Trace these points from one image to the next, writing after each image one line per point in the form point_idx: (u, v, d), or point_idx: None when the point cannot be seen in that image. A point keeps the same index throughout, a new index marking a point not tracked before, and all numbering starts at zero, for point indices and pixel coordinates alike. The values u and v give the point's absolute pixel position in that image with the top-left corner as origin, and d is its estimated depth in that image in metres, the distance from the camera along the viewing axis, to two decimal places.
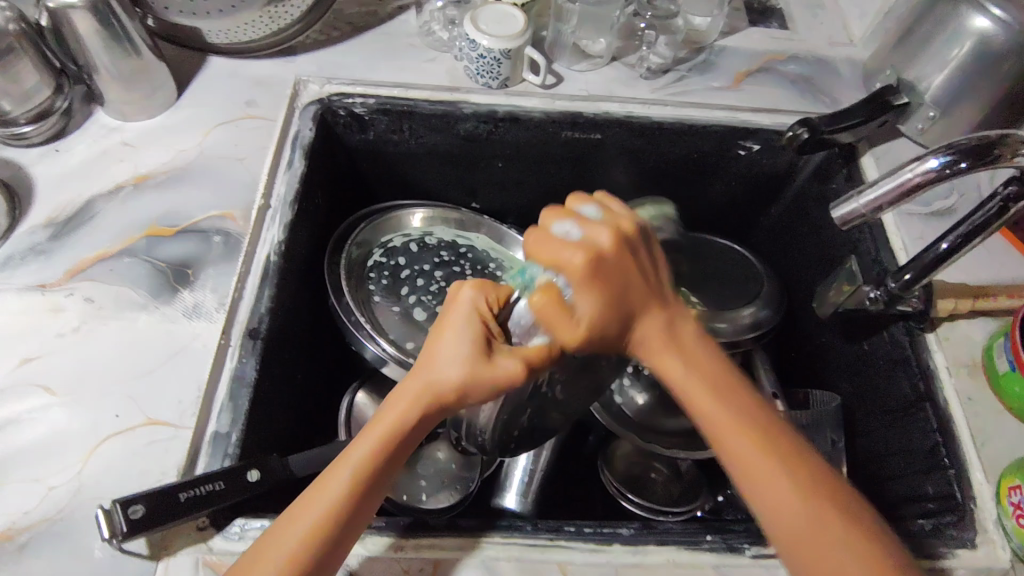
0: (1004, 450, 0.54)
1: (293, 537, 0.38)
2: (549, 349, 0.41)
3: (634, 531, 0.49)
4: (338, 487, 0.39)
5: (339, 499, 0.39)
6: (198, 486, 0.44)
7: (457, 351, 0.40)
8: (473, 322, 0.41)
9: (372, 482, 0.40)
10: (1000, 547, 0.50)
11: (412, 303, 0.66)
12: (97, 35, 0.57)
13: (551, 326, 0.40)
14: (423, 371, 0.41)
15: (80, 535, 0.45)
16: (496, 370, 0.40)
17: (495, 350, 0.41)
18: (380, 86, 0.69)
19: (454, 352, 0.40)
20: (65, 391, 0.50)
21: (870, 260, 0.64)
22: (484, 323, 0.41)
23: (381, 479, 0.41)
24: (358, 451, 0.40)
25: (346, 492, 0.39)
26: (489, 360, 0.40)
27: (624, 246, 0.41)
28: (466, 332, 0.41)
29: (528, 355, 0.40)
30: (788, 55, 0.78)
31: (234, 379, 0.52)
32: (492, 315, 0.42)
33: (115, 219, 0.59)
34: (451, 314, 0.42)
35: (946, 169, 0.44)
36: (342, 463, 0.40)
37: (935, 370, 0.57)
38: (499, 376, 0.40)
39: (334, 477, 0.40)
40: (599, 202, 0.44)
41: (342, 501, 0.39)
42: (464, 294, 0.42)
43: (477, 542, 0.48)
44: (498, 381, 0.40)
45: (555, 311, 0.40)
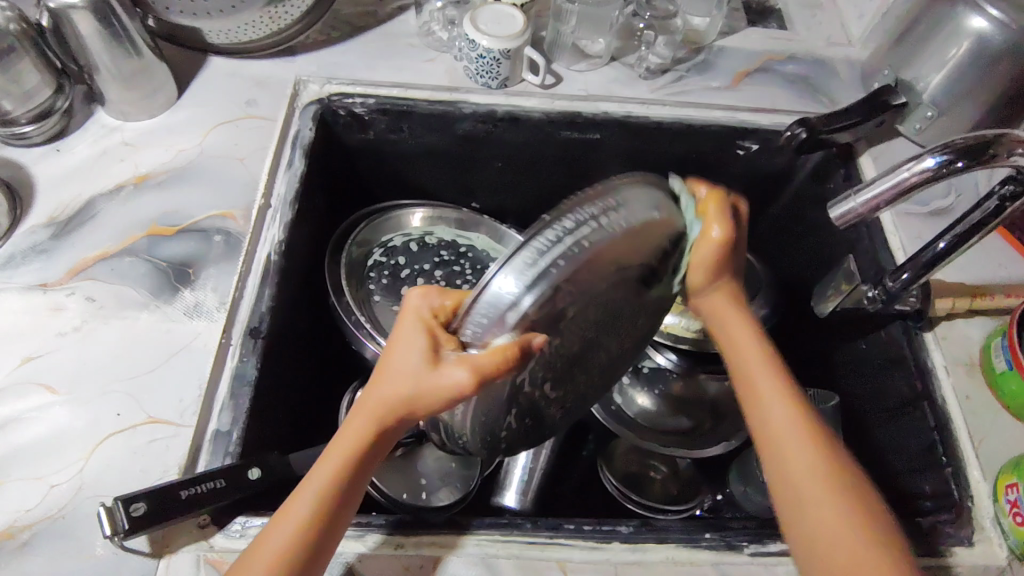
0: (1001, 448, 0.54)
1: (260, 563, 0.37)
2: (511, 354, 0.36)
3: (633, 529, 0.50)
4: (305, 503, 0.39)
5: (304, 517, 0.38)
6: (198, 484, 0.45)
7: (410, 362, 0.39)
8: (421, 332, 0.39)
9: (337, 498, 0.39)
10: (997, 545, 0.50)
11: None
12: (98, 35, 0.57)
13: (527, 299, 0.37)
14: (380, 386, 0.40)
15: (81, 533, 0.45)
16: (444, 379, 0.37)
17: (445, 357, 0.38)
18: (379, 87, 0.69)
19: (406, 364, 0.39)
20: (66, 390, 0.51)
21: (869, 259, 0.64)
22: (432, 331, 0.39)
23: (348, 497, 0.40)
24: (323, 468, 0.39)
25: (314, 510, 0.39)
26: (438, 368, 0.38)
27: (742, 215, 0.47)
28: (416, 342, 0.39)
29: (480, 363, 0.36)
30: (786, 55, 0.78)
31: (234, 377, 0.52)
32: (441, 323, 0.39)
33: (115, 219, 0.60)
34: (402, 324, 0.40)
35: (942, 169, 0.45)
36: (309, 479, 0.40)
37: (932, 369, 0.58)
38: (447, 385, 0.37)
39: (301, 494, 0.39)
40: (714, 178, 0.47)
41: (310, 518, 0.38)
42: (413, 302, 0.40)
43: (477, 539, 0.48)
44: (448, 391, 0.37)
45: (532, 282, 0.37)
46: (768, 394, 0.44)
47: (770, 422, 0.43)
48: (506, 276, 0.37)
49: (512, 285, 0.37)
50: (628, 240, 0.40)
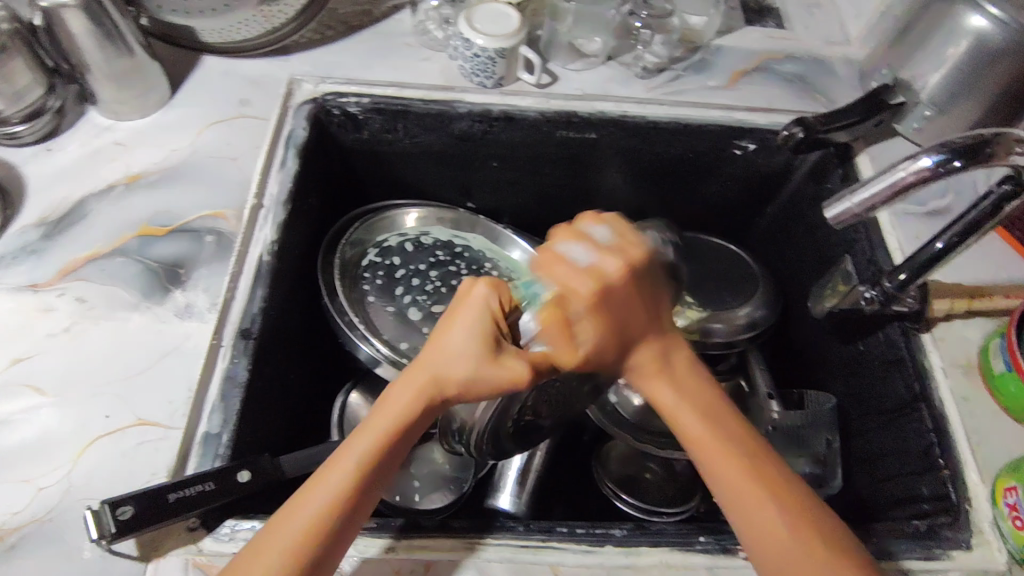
0: (1000, 451, 0.54)
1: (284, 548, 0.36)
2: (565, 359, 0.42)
3: (626, 532, 0.49)
4: (341, 481, 0.38)
5: (338, 496, 0.38)
6: (188, 487, 0.44)
7: (469, 346, 0.41)
8: (485, 318, 0.41)
9: (371, 479, 0.39)
10: (996, 549, 0.50)
11: (407, 303, 0.66)
12: (89, 34, 0.57)
13: (543, 341, 0.43)
14: (430, 366, 0.41)
15: (69, 536, 0.45)
16: (506, 368, 0.41)
17: (504, 348, 0.41)
18: (373, 85, 0.68)
19: (465, 350, 0.41)
20: (56, 391, 0.50)
21: (866, 260, 0.64)
22: (495, 321, 0.42)
23: (377, 478, 0.40)
24: (361, 447, 0.39)
25: (347, 491, 0.38)
26: (501, 358, 0.41)
27: (617, 274, 0.40)
28: (478, 328, 0.41)
29: (536, 356, 0.42)
30: (784, 54, 0.77)
31: (225, 379, 0.52)
32: (500, 314, 0.42)
33: (107, 219, 0.59)
34: (464, 308, 0.42)
35: (940, 168, 0.44)
36: (345, 456, 0.39)
37: (931, 371, 0.57)
38: (508, 376, 0.40)
39: (337, 471, 0.38)
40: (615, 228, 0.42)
41: (344, 497, 0.38)
42: (476, 290, 0.42)
43: (469, 543, 0.47)
44: (507, 380, 0.40)
45: (549, 326, 0.43)
46: (724, 471, 0.40)
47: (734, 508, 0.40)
48: (528, 318, 0.43)
49: (533, 327, 0.43)
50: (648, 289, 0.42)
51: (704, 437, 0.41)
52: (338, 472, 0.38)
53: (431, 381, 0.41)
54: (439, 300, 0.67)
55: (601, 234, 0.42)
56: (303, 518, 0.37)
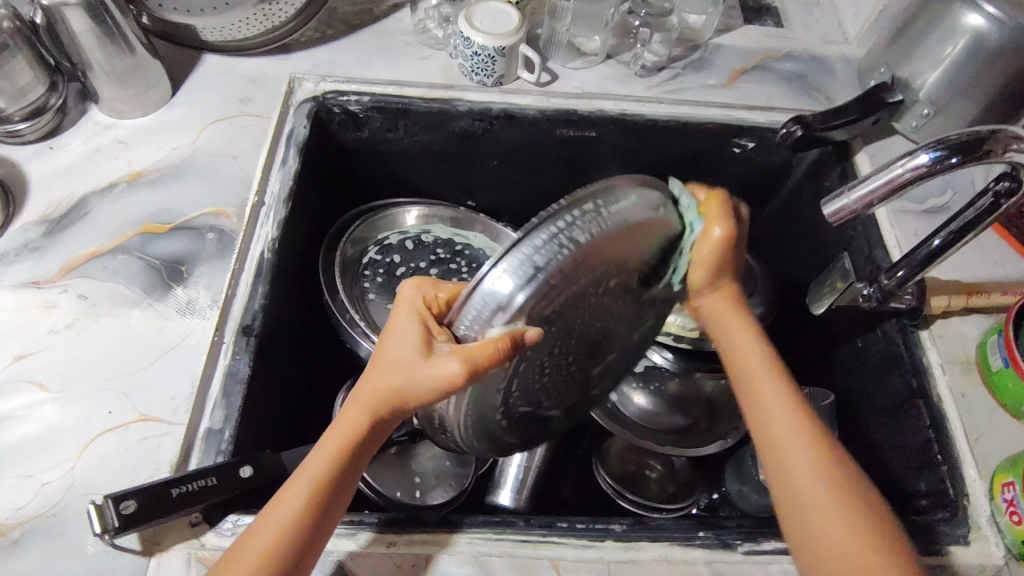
0: (997, 447, 0.54)
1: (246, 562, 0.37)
2: (501, 347, 0.36)
3: (626, 527, 0.49)
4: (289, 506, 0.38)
5: (286, 523, 0.38)
6: (190, 482, 0.45)
7: (404, 352, 0.38)
8: (415, 321, 0.39)
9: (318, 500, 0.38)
10: (994, 544, 0.50)
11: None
12: (91, 33, 0.57)
13: (523, 297, 0.37)
14: (373, 379, 0.40)
15: (72, 531, 0.45)
16: (435, 370, 0.37)
17: (435, 347, 0.38)
18: (374, 84, 0.69)
19: (400, 356, 0.38)
20: (58, 388, 0.50)
21: (864, 258, 0.64)
22: (425, 323, 0.39)
23: (336, 490, 0.39)
24: (311, 471, 0.39)
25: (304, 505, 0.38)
26: (429, 358, 0.37)
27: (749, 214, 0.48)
28: (408, 332, 0.39)
29: (475, 357, 0.36)
30: (782, 53, 0.78)
31: (227, 376, 0.52)
32: (428, 312, 0.39)
33: (108, 216, 0.59)
34: (396, 315, 0.40)
35: (936, 165, 0.44)
36: (294, 480, 0.39)
37: (929, 367, 0.57)
38: (438, 376, 0.36)
39: (286, 498, 0.38)
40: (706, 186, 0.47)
41: (291, 522, 0.38)
42: (405, 292, 0.40)
43: (470, 537, 0.48)
44: (438, 382, 0.37)
45: (527, 280, 0.37)
46: (789, 432, 0.42)
47: (791, 473, 0.41)
48: (499, 274, 0.37)
49: (509, 283, 0.37)
50: (628, 235, 0.40)
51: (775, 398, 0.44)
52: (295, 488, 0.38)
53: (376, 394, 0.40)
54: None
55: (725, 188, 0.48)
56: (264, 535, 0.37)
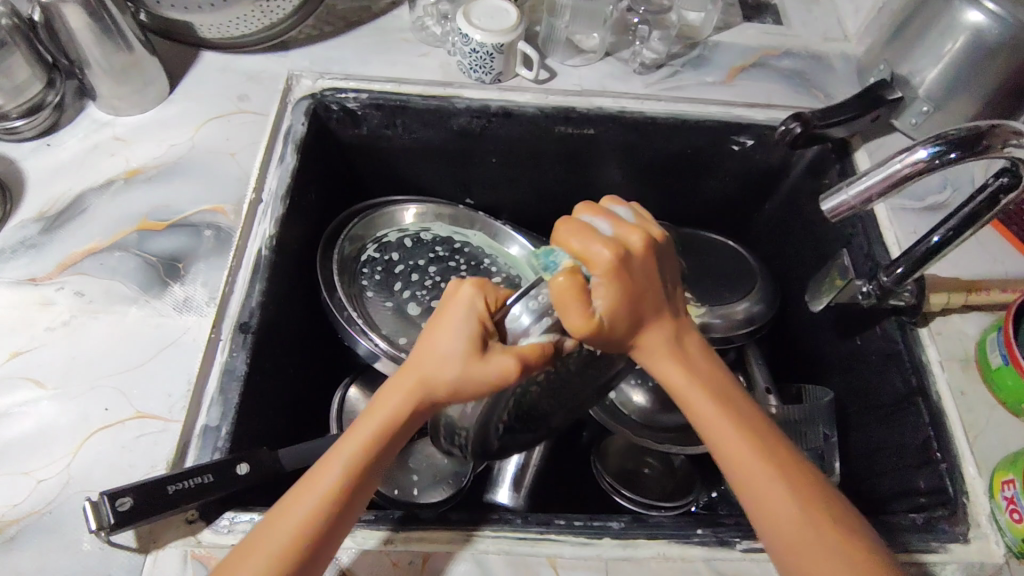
0: (996, 445, 0.54)
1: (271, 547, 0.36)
2: (546, 349, 0.39)
3: (624, 525, 0.49)
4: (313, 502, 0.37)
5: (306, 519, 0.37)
6: (186, 479, 0.44)
7: (455, 346, 0.38)
8: (471, 318, 0.39)
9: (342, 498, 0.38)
10: (994, 542, 0.50)
11: (406, 299, 0.66)
12: (89, 28, 0.57)
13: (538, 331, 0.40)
14: (418, 368, 0.39)
15: (68, 528, 0.45)
16: (486, 371, 0.37)
17: (489, 347, 0.38)
18: (372, 81, 0.69)
19: (451, 351, 0.38)
20: (55, 385, 0.50)
21: (863, 255, 0.64)
22: (481, 319, 0.39)
23: (367, 481, 0.39)
24: (339, 468, 0.38)
25: (334, 492, 0.38)
26: (483, 359, 0.38)
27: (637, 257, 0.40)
28: (462, 329, 0.38)
29: (526, 354, 0.38)
30: (782, 50, 0.77)
31: (224, 372, 0.52)
32: (484, 310, 0.39)
33: (106, 213, 0.59)
34: (449, 308, 0.39)
35: (935, 160, 0.44)
36: (321, 473, 0.38)
37: (928, 364, 0.57)
38: (493, 374, 0.37)
39: (309, 494, 0.37)
40: (609, 224, 0.41)
41: (314, 520, 0.37)
42: (462, 289, 0.40)
43: (467, 534, 0.48)
44: (492, 383, 0.37)
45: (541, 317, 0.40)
46: (762, 484, 0.39)
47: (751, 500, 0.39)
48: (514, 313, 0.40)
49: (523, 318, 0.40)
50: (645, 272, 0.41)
51: (739, 447, 0.40)
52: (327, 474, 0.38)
53: (419, 385, 0.39)
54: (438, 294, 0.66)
55: (609, 222, 0.42)
56: (291, 520, 0.37)
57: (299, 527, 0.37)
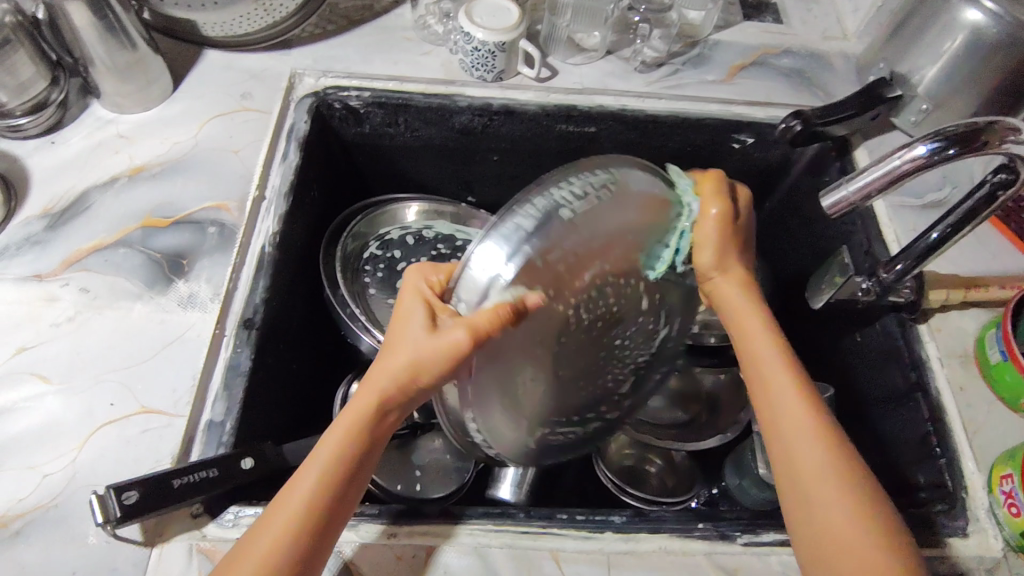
0: (995, 440, 0.54)
1: (264, 539, 0.38)
2: (503, 310, 0.39)
3: (626, 519, 0.50)
4: (295, 503, 0.38)
5: (291, 518, 0.38)
6: (192, 473, 0.45)
7: (412, 331, 0.41)
8: (420, 305, 0.42)
9: (321, 495, 0.39)
10: (992, 536, 0.50)
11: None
12: (92, 26, 0.57)
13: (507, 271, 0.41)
14: (384, 363, 0.41)
15: (74, 522, 0.45)
16: (442, 341, 0.39)
17: (440, 323, 0.41)
18: (374, 79, 0.69)
19: (409, 335, 0.41)
20: (61, 380, 0.51)
21: (863, 252, 0.64)
22: (428, 303, 0.42)
23: (352, 470, 0.40)
24: (317, 468, 0.39)
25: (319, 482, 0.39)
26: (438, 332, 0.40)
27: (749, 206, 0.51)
28: (415, 315, 0.41)
29: (478, 321, 0.39)
30: (782, 49, 0.78)
31: (228, 368, 0.52)
32: (430, 295, 0.43)
33: (111, 210, 0.60)
34: (403, 303, 0.43)
35: (935, 156, 0.44)
36: (301, 474, 0.40)
37: (927, 361, 0.58)
38: (447, 342, 0.39)
39: (291, 497, 0.39)
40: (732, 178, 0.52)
41: (303, 511, 0.38)
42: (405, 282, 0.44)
43: (470, 528, 0.48)
44: (447, 350, 0.39)
45: (516, 251, 0.41)
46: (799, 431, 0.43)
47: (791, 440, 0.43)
48: (487, 247, 0.41)
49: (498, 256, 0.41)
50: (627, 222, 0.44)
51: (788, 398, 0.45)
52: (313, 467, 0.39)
53: (388, 376, 0.41)
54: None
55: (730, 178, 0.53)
56: (282, 513, 0.38)
57: (290, 518, 0.38)
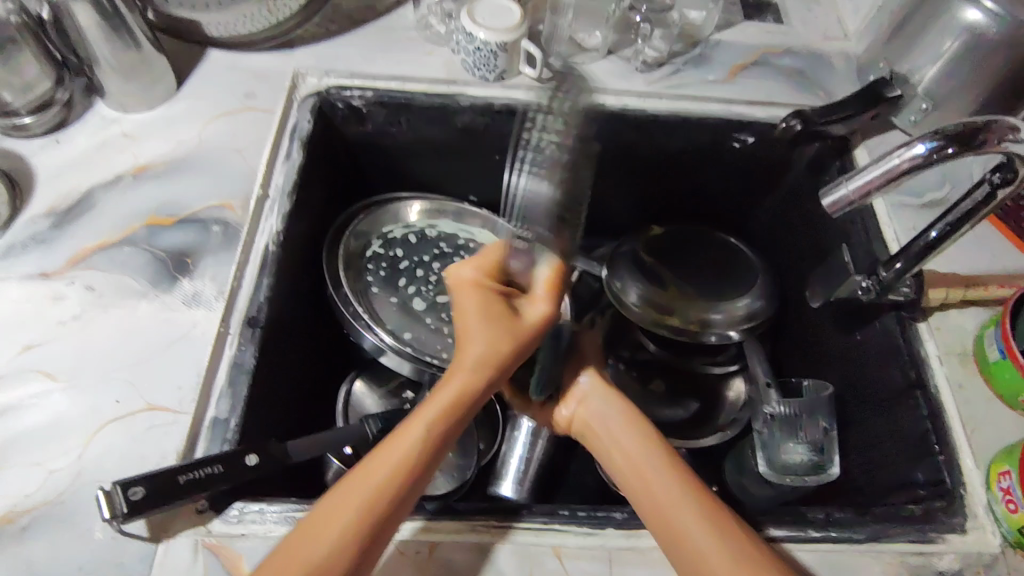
0: (994, 438, 0.55)
1: (351, 508, 0.39)
2: (558, 275, 0.47)
3: (628, 515, 0.50)
4: (379, 479, 0.40)
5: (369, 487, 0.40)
6: (198, 469, 0.45)
7: (497, 317, 0.45)
8: (494, 298, 0.46)
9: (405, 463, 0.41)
10: (990, 532, 0.51)
11: (410, 294, 0.67)
12: (98, 26, 0.58)
13: None
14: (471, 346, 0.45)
15: (80, 518, 0.46)
16: (527, 322, 0.46)
17: (519, 309, 0.47)
18: (378, 78, 0.69)
19: (492, 319, 0.45)
20: (67, 377, 0.51)
21: (863, 251, 0.65)
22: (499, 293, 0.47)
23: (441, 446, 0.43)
24: (409, 436, 0.42)
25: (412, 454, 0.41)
26: (519, 318, 0.46)
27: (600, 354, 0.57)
28: (491, 303, 0.46)
29: (551, 290, 0.47)
30: (782, 48, 0.78)
31: (233, 365, 0.53)
32: (494, 284, 0.47)
33: (116, 209, 0.60)
34: (462, 296, 0.47)
35: (934, 155, 0.45)
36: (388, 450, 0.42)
37: (926, 358, 0.58)
38: (535, 316, 0.46)
39: (379, 467, 0.41)
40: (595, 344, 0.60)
41: (393, 480, 0.40)
42: (452, 273, 0.49)
43: (473, 524, 0.48)
44: (535, 324, 0.46)
45: None
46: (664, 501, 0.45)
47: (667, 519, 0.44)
48: None
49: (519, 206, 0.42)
50: None
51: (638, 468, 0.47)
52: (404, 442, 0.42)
53: (481, 358, 0.45)
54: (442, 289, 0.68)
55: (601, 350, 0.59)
56: (372, 479, 0.40)
57: (381, 484, 0.40)
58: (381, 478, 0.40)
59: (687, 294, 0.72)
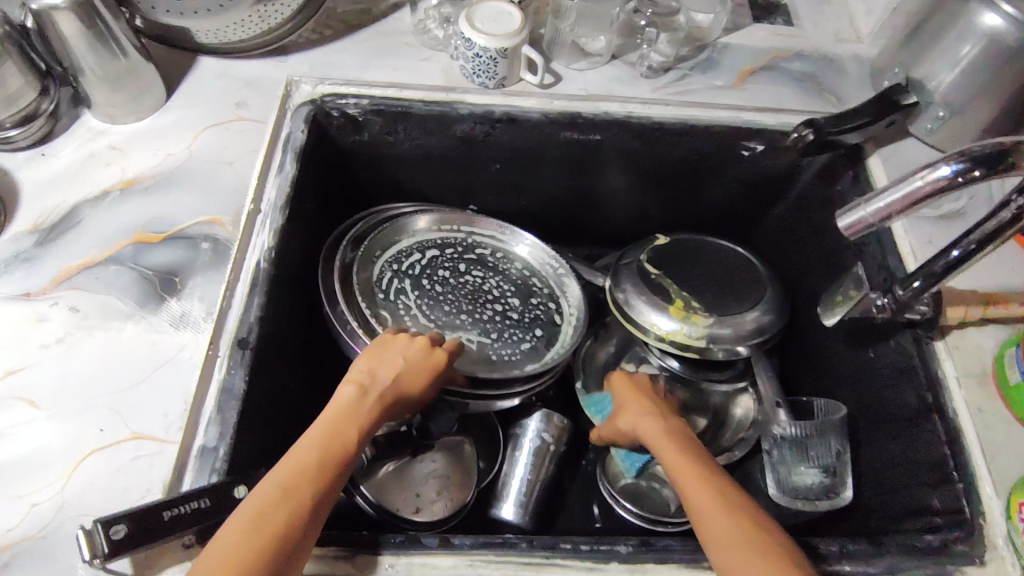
0: (1014, 464, 0.52)
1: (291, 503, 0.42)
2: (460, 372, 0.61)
3: (632, 549, 0.48)
4: (306, 477, 0.43)
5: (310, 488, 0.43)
6: (182, 504, 0.43)
7: (417, 374, 0.54)
8: (426, 368, 0.55)
9: (341, 471, 0.45)
10: (1010, 564, 0.49)
11: (422, 300, 0.67)
12: (82, 36, 0.55)
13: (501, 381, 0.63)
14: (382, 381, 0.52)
15: (61, 554, 0.44)
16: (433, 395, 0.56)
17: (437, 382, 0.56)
18: (373, 86, 0.67)
19: (418, 378, 0.54)
20: (49, 404, 0.49)
21: (877, 265, 0.63)
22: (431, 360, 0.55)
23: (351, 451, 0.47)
24: (334, 444, 0.46)
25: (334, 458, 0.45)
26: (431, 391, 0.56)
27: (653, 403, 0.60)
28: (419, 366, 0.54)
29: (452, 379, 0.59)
30: (793, 53, 0.75)
31: (221, 391, 0.50)
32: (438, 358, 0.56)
33: (102, 226, 0.58)
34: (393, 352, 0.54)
35: (959, 177, 0.42)
36: (309, 452, 0.45)
37: (943, 380, 0.56)
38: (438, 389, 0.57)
39: (305, 464, 0.44)
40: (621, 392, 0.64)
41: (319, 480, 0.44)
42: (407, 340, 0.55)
43: (472, 560, 0.46)
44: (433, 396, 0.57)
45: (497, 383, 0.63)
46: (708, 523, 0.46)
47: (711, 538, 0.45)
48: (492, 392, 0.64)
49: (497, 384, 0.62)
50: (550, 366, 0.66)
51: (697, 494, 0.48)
52: (328, 448, 0.46)
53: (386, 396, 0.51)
54: (426, 297, 0.67)
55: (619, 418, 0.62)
56: (302, 476, 0.43)
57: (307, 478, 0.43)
58: (307, 475, 0.43)
59: (695, 307, 0.69)
